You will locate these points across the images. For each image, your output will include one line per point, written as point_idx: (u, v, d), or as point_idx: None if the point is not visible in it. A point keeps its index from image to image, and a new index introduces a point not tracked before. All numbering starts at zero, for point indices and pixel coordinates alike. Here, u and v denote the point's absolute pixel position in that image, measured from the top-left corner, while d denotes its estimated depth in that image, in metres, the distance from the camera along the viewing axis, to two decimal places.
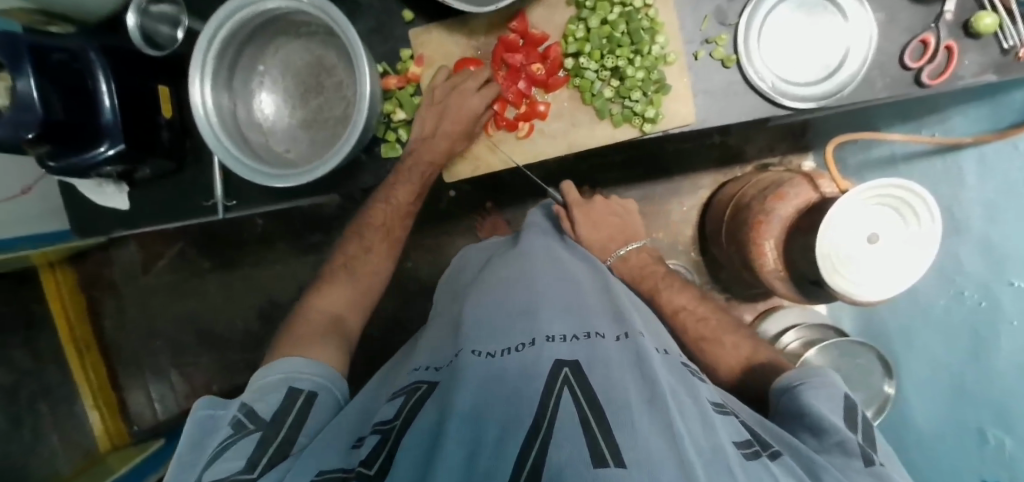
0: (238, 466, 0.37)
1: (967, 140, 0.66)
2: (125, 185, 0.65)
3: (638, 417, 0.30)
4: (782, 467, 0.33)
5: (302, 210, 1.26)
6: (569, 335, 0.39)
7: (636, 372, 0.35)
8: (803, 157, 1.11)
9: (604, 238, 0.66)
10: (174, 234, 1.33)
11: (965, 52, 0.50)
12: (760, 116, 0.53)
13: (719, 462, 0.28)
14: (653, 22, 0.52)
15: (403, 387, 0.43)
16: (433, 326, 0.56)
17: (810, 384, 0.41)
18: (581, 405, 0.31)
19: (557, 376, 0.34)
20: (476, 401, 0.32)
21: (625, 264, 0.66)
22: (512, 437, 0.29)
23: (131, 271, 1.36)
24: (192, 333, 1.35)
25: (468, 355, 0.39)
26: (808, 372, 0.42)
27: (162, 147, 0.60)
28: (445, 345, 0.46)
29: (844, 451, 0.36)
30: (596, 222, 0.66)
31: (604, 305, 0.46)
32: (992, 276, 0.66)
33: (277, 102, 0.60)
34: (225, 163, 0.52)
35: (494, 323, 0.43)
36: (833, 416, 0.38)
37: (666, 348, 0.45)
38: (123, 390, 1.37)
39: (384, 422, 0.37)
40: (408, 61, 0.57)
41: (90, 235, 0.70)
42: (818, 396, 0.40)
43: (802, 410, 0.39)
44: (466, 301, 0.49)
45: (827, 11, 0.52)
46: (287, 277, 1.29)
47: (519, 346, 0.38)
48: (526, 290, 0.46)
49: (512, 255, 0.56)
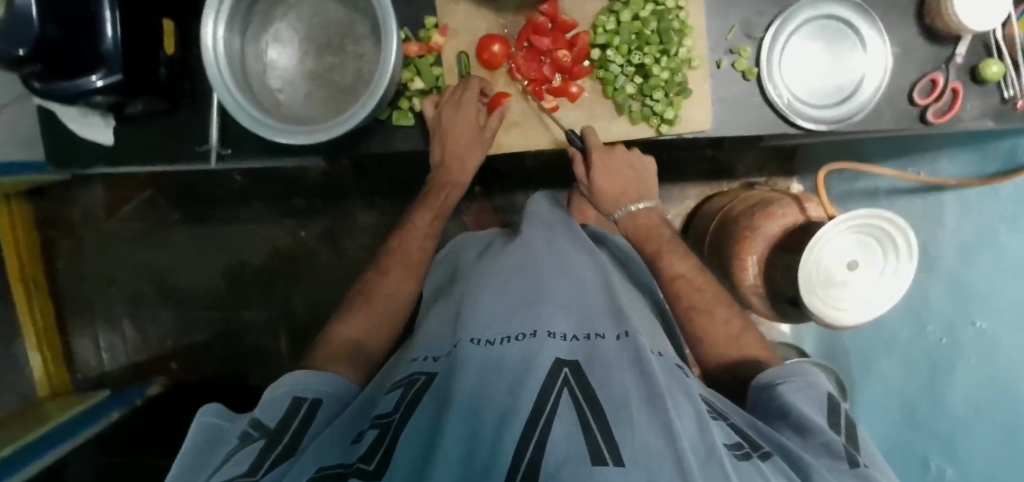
0: (241, 470, 0.35)
1: (952, 182, 0.69)
2: (114, 119, 0.63)
3: (637, 417, 0.31)
4: (773, 468, 0.34)
5: (284, 172, 1.19)
6: (570, 334, 0.41)
7: (635, 371, 0.36)
8: (788, 180, 1.14)
9: (616, 192, 0.60)
10: (144, 180, 1.26)
11: (969, 96, 0.53)
12: (771, 131, 0.54)
13: (713, 462, 0.29)
14: (683, 25, 0.52)
15: (402, 379, 0.43)
16: (435, 310, 0.56)
17: (792, 384, 0.44)
18: (580, 406, 0.32)
19: (557, 376, 0.35)
20: (474, 394, 0.34)
21: (632, 222, 0.62)
22: (509, 430, 0.30)
23: (93, 213, 1.29)
24: (154, 285, 1.30)
25: (468, 344, 0.40)
26: (788, 372, 0.46)
27: (158, 84, 0.56)
28: (445, 335, 0.47)
29: (829, 452, 0.38)
30: (614, 171, 0.58)
31: (605, 304, 0.47)
32: (958, 314, 0.71)
33: (289, 56, 0.57)
34: (235, 114, 0.51)
35: (498, 314, 0.43)
36: (815, 415, 0.41)
37: (662, 350, 0.45)
38: (70, 337, 1.32)
39: (383, 416, 0.38)
40: (431, 29, 0.56)
41: (66, 167, 0.66)
42: (800, 395, 0.43)
43: (787, 409, 0.41)
44: (466, 294, 0.50)
45: (848, 38, 0.54)
46: (261, 239, 1.25)
47: (521, 335, 0.40)
48: (529, 285, 0.47)
49: (512, 247, 0.56)
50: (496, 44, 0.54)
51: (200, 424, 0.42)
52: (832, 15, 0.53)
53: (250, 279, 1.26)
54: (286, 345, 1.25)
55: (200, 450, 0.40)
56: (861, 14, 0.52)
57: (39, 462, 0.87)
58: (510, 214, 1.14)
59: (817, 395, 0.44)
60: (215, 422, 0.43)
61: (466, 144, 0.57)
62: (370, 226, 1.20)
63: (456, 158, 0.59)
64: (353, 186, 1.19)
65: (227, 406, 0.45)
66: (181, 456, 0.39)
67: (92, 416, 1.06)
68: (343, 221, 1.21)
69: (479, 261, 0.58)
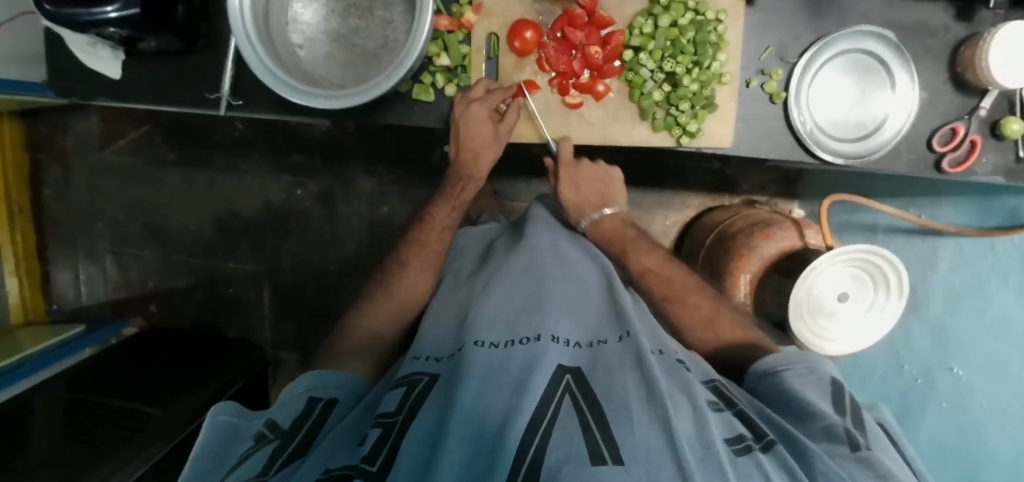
0: (255, 471, 0.35)
1: (952, 229, 0.70)
2: (124, 54, 0.61)
3: (637, 417, 0.33)
4: (776, 460, 0.33)
5: (287, 126, 1.17)
6: (574, 341, 0.43)
7: (636, 371, 0.38)
8: (788, 204, 1.15)
9: (580, 200, 0.67)
10: (141, 116, 1.22)
11: (986, 150, 0.54)
12: (789, 157, 0.54)
13: (712, 459, 0.30)
14: (720, 38, 0.51)
15: (402, 377, 0.43)
16: (437, 305, 0.57)
17: (794, 371, 0.45)
18: (582, 411, 0.34)
19: (559, 382, 0.37)
20: (479, 394, 0.35)
21: (596, 229, 0.67)
22: (513, 429, 0.31)
23: (85, 142, 1.25)
24: (141, 224, 1.28)
25: (472, 346, 0.41)
26: (789, 359, 0.46)
27: (174, 23, 0.54)
28: (448, 336, 0.48)
29: (830, 436, 0.37)
30: (579, 183, 0.65)
31: (608, 310, 0.49)
32: (934, 360, 0.75)
33: (314, 13, 0.55)
34: (256, 73, 0.50)
35: (502, 318, 0.45)
36: (819, 400, 0.41)
37: (662, 348, 0.46)
38: (50, 265, 1.30)
39: (387, 415, 0.38)
40: (465, 6, 0.54)
41: (66, 96, 0.64)
42: (803, 383, 0.43)
43: (788, 396, 0.42)
44: (471, 298, 0.52)
45: (879, 74, 0.53)
46: (255, 191, 1.23)
47: (525, 340, 0.41)
48: (533, 290, 0.49)
49: (517, 252, 0.57)
50: (529, 30, 0.53)
51: (213, 423, 0.41)
52: (868, 50, 0.53)
53: (239, 231, 1.24)
54: (268, 300, 1.24)
55: (216, 451, 0.39)
56: (895, 53, 0.52)
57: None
58: (509, 199, 1.14)
59: (822, 380, 0.44)
60: (229, 420, 0.42)
61: (480, 140, 0.58)
62: (367, 193, 1.19)
63: (471, 151, 0.60)
64: (355, 150, 1.17)
65: (241, 404, 0.44)
66: (195, 457, 0.39)
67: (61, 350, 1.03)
68: (340, 185, 1.19)
69: (481, 270, 0.59)
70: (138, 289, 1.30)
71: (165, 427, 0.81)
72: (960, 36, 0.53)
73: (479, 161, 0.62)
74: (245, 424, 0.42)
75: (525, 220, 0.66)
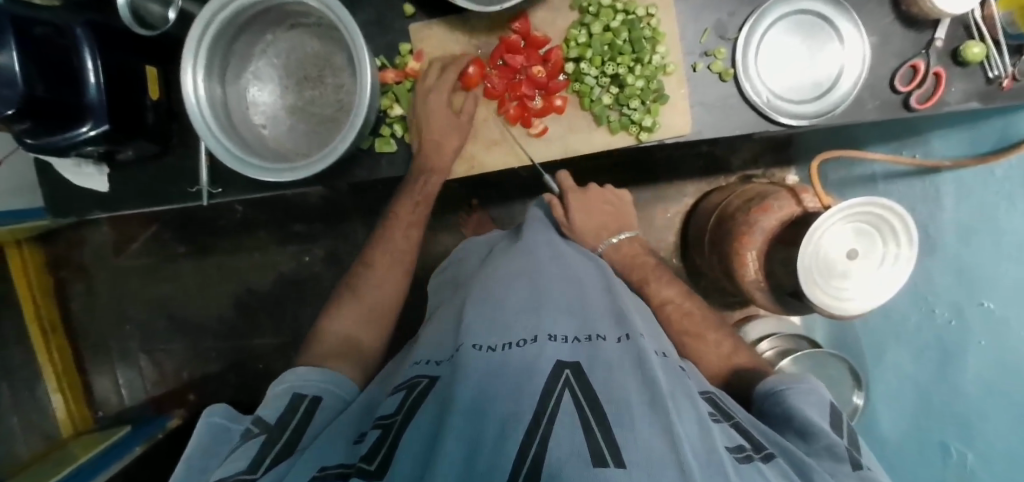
0: (242, 467, 0.37)
1: (947, 164, 0.68)
2: (108, 167, 0.65)
3: (638, 419, 0.32)
4: (775, 470, 0.33)
5: (284, 199, 1.21)
6: (571, 336, 0.43)
7: (637, 373, 0.38)
8: (786, 171, 1.13)
9: (596, 226, 0.66)
10: (149, 217, 1.28)
11: (953, 79, 0.53)
12: (753, 130, 0.54)
13: (716, 464, 0.29)
14: (655, 32, 0.52)
15: (404, 382, 0.44)
16: (434, 318, 0.58)
17: (795, 390, 0.44)
18: (581, 404, 0.34)
19: (559, 376, 0.37)
20: (476, 394, 0.35)
21: (618, 252, 0.66)
22: (513, 430, 0.31)
23: (103, 252, 1.31)
24: (165, 318, 1.32)
25: (469, 349, 0.42)
26: (792, 380, 0.45)
27: (144, 129, 0.57)
28: (446, 340, 0.49)
29: (833, 455, 0.37)
30: (590, 207, 0.66)
31: (607, 307, 0.49)
32: (965, 297, 0.69)
33: (270, 94, 0.58)
34: (209, 146, 0.51)
35: (500, 319, 0.46)
36: (820, 419, 0.40)
37: (666, 351, 0.46)
38: (89, 375, 1.34)
39: (386, 417, 0.39)
40: (407, 55, 0.57)
41: (65, 216, 0.68)
42: (803, 400, 0.42)
43: (793, 416, 0.41)
44: (468, 298, 0.53)
45: (823, 30, 0.53)
46: (265, 266, 1.26)
47: (522, 342, 0.42)
48: (528, 288, 0.50)
49: (511, 254, 0.58)
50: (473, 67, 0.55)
51: (206, 423, 0.44)
52: (808, 9, 0.53)
53: (258, 307, 1.27)
54: None
55: (205, 453, 0.42)
56: (834, 7, 0.52)
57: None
58: (507, 224, 1.15)
59: (822, 402, 0.43)
60: (222, 421, 0.45)
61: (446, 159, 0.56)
62: None
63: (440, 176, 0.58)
64: (352, 207, 1.20)
65: (236, 409, 0.47)
66: (187, 456, 0.41)
67: (111, 455, 1.06)
68: (344, 243, 1.22)
69: (482, 269, 0.60)
70: (173, 382, 1.33)
71: None
72: None
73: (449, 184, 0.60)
74: (235, 426, 0.45)
75: (520, 230, 0.66)
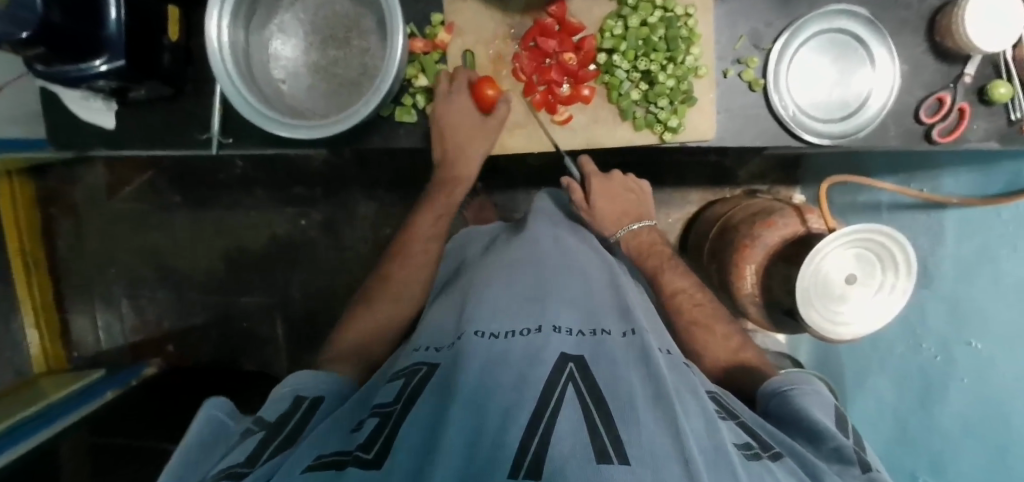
0: (240, 460, 0.36)
1: (953, 201, 0.68)
2: (116, 104, 0.63)
3: (643, 414, 0.32)
4: (784, 468, 0.33)
5: (286, 160, 1.19)
6: (577, 329, 0.43)
7: (642, 369, 0.38)
8: (791, 190, 1.13)
9: (616, 212, 0.66)
10: (146, 161, 1.25)
11: (976, 117, 0.53)
12: (774, 143, 0.54)
13: (723, 463, 0.29)
14: (692, 32, 0.51)
15: (403, 368, 0.44)
16: (437, 302, 0.58)
17: (800, 390, 0.45)
18: (584, 397, 0.34)
19: (563, 370, 0.37)
20: (478, 385, 0.35)
21: (635, 239, 0.66)
22: (514, 423, 0.31)
23: (95, 193, 1.29)
24: (152, 267, 1.30)
25: (471, 336, 0.42)
26: (796, 380, 0.47)
27: (160, 71, 0.56)
28: (448, 326, 0.49)
29: (841, 458, 0.38)
30: (611, 193, 0.66)
31: (612, 303, 0.50)
32: (954, 332, 0.71)
33: (292, 49, 0.57)
34: (228, 96, 0.51)
35: (504, 310, 0.46)
36: (826, 420, 0.42)
37: (670, 348, 0.46)
38: (68, 314, 1.32)
39: (384, 406, 0.38)
40: (438, 26, 0.56)
41: (67, 150, 0.66)
42: (809, 401, 0.44)
43: (799, 415, 0.42)
44: (471, 286, 0.53)
45: (856, 52, 0.53)
46: (260, 225, 1.25)
47: (527, 330, 0.42)
48: (534, 280, 0.50)
49: (515, 245, 0.59)
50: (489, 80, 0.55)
51: (205, 417, 0.43)
52: (844, 29, 0.53)
53: (248, 266, 1.26)
54: (282, 332, 1.25)
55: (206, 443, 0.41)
56: (870, 29, 0.52)
57: (19, 448, 0.84)
58: (509, 211, 1.14)
59: (826, 404, 0.45)
60: (217, 415, 0.44)
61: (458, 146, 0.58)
62: (370, 217, 1.20)
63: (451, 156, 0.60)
64: (354, 176, 1.19)
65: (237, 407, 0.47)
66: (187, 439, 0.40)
67: (81, 398, 1.04)
68: (343, 212, 1.21)
69: (485, 257, 0.60)
70: (154, 331, 1.32)
71: None
72: (935, 5, 0.53)
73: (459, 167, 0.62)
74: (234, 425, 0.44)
75: (526, 219, 0.67)
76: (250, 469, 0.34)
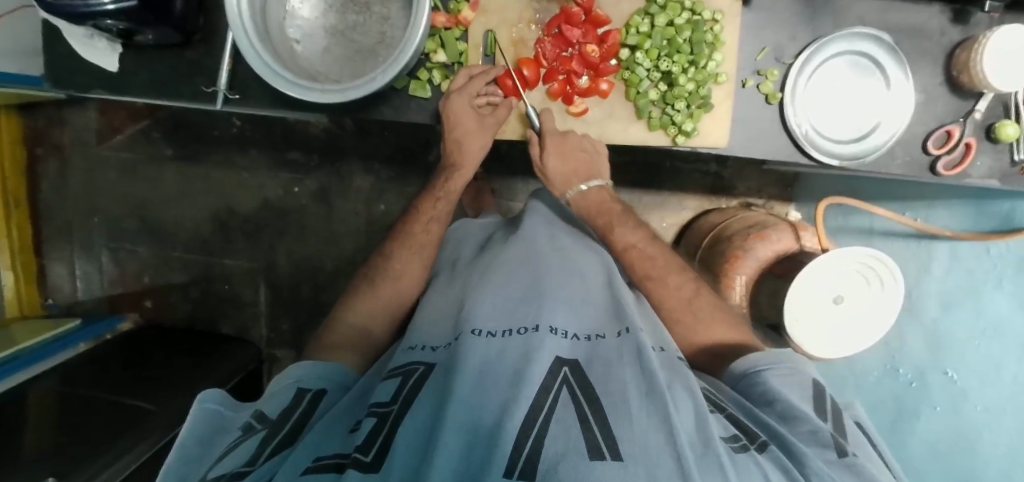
0: (242, 461, 0.36)
1: (945, 233, 0.69)
2: (121, 46, 0.61)
3: (635, 410, 0.33)
4: (771, 459, 0.34)
5: (286, 123, 1.17)
6: (570, 330, 0.44)
7: (636, 365, 0.38)
8: (785, 207, 1.15)
9: (568, 174, 0.60)
10: (140, 111, 1.22)
11: (981, 153, 0.54)
12: (785, 159, 0.55)
13: (711, 457, 0.30)
14: (716, 38, 0.52)
15: (398, 367, 0.44)
16: (433, 297, 0.57)
17: (774, 372, 0.46)
18: (579, 400, 0.34)
19: (557, 373, 0.37)
20: (475, 384, 0.35)
21: (584, 199, 0.63)
22: (511, 420, 0.31)
23: (85, 137, 1.25)
24: (137, 219, 1.27)
25: (469, 336, 0.41)
26: (772, 361, 0.48)
27: (170, 15, 0.53)
28: (444, 327, 0.48)
29: (818, 441, 0.38)
30: (567, 154, 0.58)
31: (607, 302, 0.50)
32: (930, 363, 0.73)
33: (310, 8, 0.56)
34: (236, 40, 0.49)
35: (499, 310, 0.45)
36: (801, 403, 0.42)
37: (663, 345, 0.47)
38: (46, 258, 1.29)
39: (381, 406, 0.38)
40: (462, 2, 0.55)
41: (63, 90, 0.64)
42: (784, 382, 0.45)
43: (774, 397, 0.43)
44: (469, 284, 0.52)
45: (873, 76, 0.53)
46: (253, 188, 1.22)
47: (521, 330, 0.42)
48: (530, 278, 0.50)
49: (513, 242, 0.58)
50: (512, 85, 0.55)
51: (199, 412, 0.43)
52: (865, 52, 0.53)
53: (237, 227, 1.24)
54: (264, 297, 1.24)
55: (204, 440, 0.41)
56: (891, 55, 0.52)
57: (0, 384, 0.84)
58: (506, 199, 1.14)
59: (802, 383, 0.46)
60: (217, 409, 0.44)
61: (466, 128, 0.58)
62: (365, 191, 1.18)
63: (454, 141, 0.59)
64: (353, 147, 1.17)
65: (230, 395, 0.46)
66: (181, 443, 0.40)
67: (60, 342, 1.02)
68: (338, 182, 1.19)
69: (477, 258, 0.59)
70: (133, 285, 1.29)
71: (159, 422, 0.81)
72: (955, 39, 0.53)
73: (466, 152, 0.61)
74: (232, 415, 0.44)
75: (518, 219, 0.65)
76: (251, 471, 0.35)
